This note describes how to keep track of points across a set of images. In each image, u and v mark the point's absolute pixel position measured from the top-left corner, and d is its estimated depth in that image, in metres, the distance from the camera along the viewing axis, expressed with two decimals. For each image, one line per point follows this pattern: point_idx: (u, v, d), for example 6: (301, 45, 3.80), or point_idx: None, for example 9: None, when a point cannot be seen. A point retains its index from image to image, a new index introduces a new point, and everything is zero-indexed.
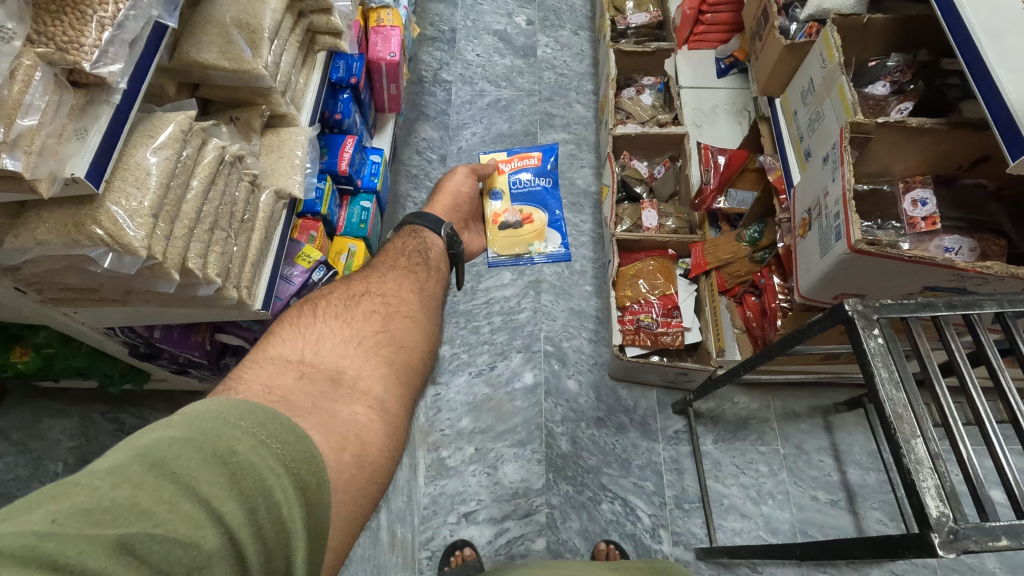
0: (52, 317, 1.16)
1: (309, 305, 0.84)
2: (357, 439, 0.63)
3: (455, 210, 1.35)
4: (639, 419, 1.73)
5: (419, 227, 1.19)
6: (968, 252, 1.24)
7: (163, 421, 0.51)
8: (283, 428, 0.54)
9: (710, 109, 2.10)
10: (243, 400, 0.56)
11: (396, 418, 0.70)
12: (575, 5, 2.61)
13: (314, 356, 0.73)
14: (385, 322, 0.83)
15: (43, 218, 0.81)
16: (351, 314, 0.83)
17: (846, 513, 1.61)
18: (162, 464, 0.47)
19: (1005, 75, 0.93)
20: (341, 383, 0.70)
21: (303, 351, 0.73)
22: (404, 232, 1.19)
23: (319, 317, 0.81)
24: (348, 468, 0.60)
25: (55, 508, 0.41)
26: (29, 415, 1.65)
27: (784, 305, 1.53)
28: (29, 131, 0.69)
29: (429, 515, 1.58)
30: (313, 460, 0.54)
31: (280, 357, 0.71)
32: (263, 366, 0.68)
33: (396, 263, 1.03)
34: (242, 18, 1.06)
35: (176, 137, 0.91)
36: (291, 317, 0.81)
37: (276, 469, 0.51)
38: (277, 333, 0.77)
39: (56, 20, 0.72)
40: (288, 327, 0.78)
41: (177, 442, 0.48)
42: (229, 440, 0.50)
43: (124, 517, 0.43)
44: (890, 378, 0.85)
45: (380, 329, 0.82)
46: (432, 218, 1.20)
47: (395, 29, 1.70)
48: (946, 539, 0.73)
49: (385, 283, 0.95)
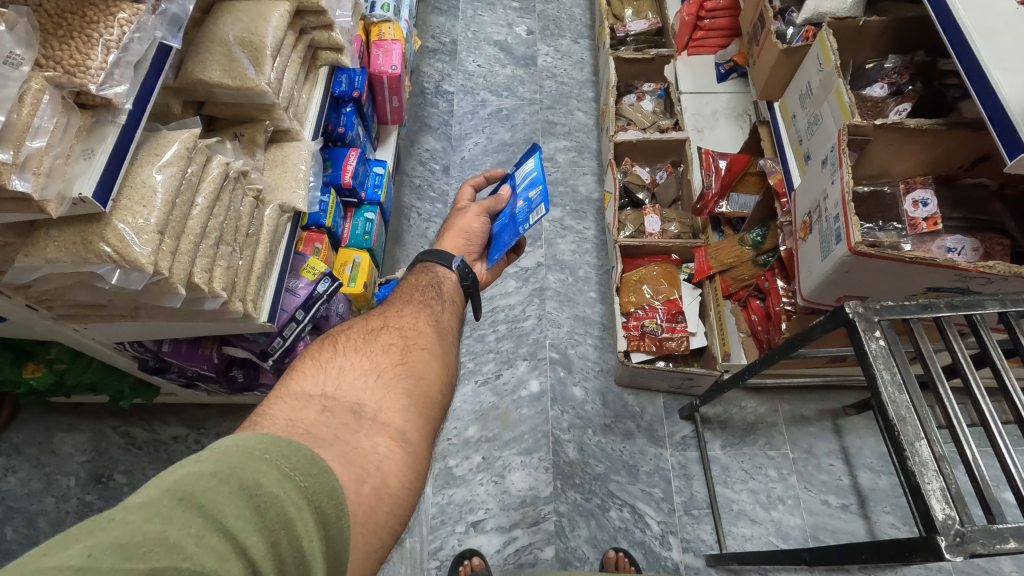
0: (63, 333, 1.18)
1: (328, 340, 0.85)
2: (376, 470, 0.64)
3: (466, 247, 1.18)
4: (646, 426, 1.73)
5: (432, 265, 1.12)
6: (971, 253, 1.23)
7: (192, 457, 0.52)
8: (307, 460, 0.55)
9: (711, 114, 2.10)
10: (267, 433, 0.57)
11: (415, 447, 0.71)
12: (575, 14, 2.64)
13: (335, 391, 0.74)
14: (403, 355, 0.84)
15: (53, 236, 0.83)
16: (370, 347, 0.84)
17: (857, 517, 1.59)
18: (192, 498, 0.47)
19: (999, 74, 0.94)
20: (362, 414, 0.71)
21: (325, 386, 0.75)
22: (418, 271, 1.12)
23: (340, 351, 0.82)
24: (367, 500, 0.61)
25: (91, 542, 0.42)
26: (41, 431, 1.67)
27: (788, 308, 1.56)
28: (39, 153, 0.71)
29: (437, 524, 1.59)
30: (334, 492, 0.55)
31: (302, 392, 0.73)
32: (286, 402, 0.70)
33: (410, 298, 1.02)
34: (245, 36, 1.09)
35: (181, 154, 0.93)
36: (313, 352, 0.82)
37: (298, 502, 0.52)
38: (300, 368, 0.78)
39: (63, 44, 0.75)
40: (309, 362, 0.80)
41: (206, 477, 0.49)
42: (255, 473, 0.51)
43: (154, 550, 0.44)
44: (892, 380, 0.85)
45: (402, 363, 0.82)
46: (444, 254, 1.12)
47: (396, 43, 1.73)
48: (952, 542, 0.73)
49: (402, 317, 0.95)
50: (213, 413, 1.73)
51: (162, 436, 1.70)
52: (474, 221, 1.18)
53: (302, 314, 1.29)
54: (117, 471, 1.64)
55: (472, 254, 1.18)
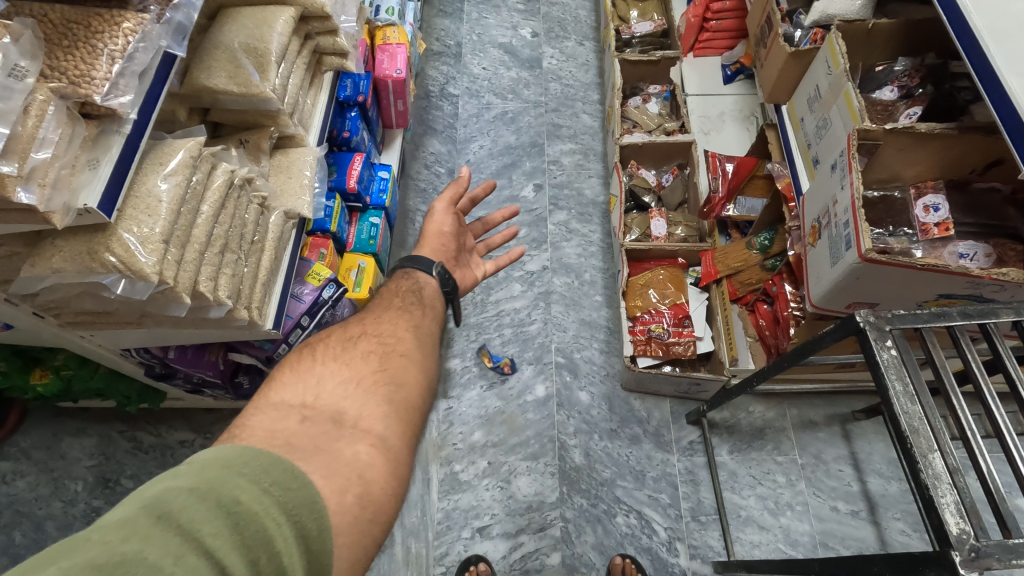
0: (71, 340, 1.18)
1: (307, 349, 0.84)
2: (359, 478, 0.63)
3: (442, 249, 1.19)
4: (653, 430, 1.71)
5: (412, 271, 1.11)
6: (984, 258, 1.21)
7: (170, 473, 0.52)
8: (288, 474, 0.55)
9: (717, 116, 2.08)
10: (247, 446, 0.57)
11: (397, 454, 0.71)
12: (581, 16, 2.63)
13: (315, 400, 0.74)
14: (383, 362, 0.83)
15: (59, 246, 0.83)
16: (347, 355, 0.83)
17: (867, 524, 1.58)
18: (170, 516, 0.47)
19: (1011, 78, 0.92)
20: (343, 422, 0.70)
21: (304, 395, 0.74)
22: (399, 278, 1.10)
23: (319, 359, 0.81)
24: (351, 509, 0.60)
25: (66, 563, 0.42)
26: (49, 436, 1.68)
27: (797, 313, 1.52)
28: (44, 164, 0.70)
29: (443, 530, 1.58)
30: (315, 506, 0.55)
31: (282, 402, 0.72)
32: (265, 413, 0.70)
33: (391, 304, 1.00)
34: (250, 43, 1.09)
35: (186, 163, 0.92)
36: (292, 362, 0.81)
37: (278, 518, 0.52)
38: (278, 379, 0.78)
39: (68, 55, 0.75)
40: (288, 372, 0.79)
41: (183, 493, 0.49)
42: (234, 488, 0.51)
43: (131, 570, 0.43)
44: (904, 390, 0.83)
45: (380, 371, 0.81)
46: (424, 260, 1.12)
47: (400, 47, 1.72)
48: (967, 557, 0.71)
49: (380, 323, 0.93)
50: (220, 417, 1.74)
51: (169, 441, 1.70)
52: (444, 218, 1.21)
53: (308, 320, 1.29)
54: (124, 476, 1.64)
55: (450, 256, 1.19)
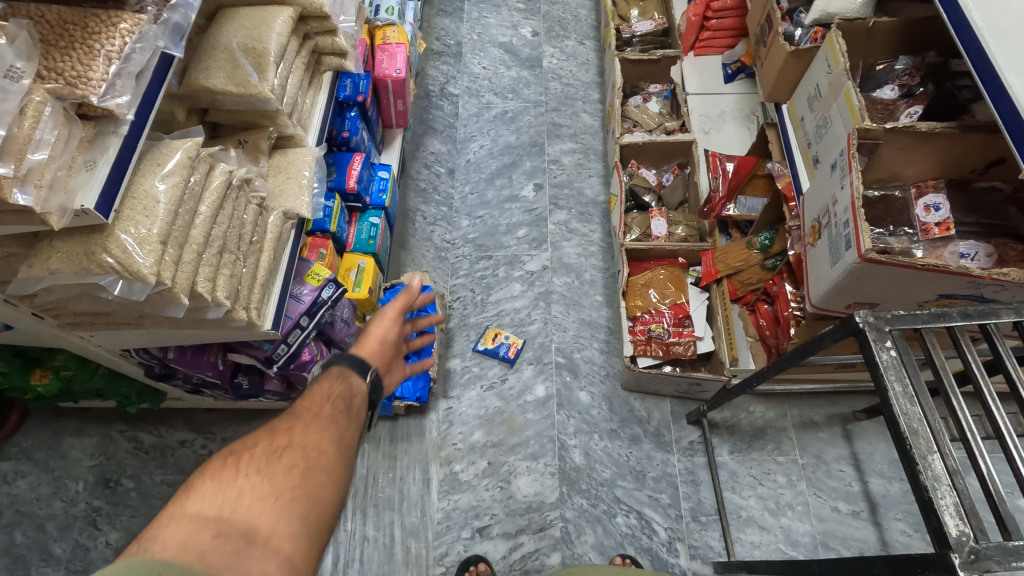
0: (70, 341, 1.18)
1: (230, 452, 0.72)
2: None
3: (380, 350, 1.09)
4: (653, 430, 1.71)
5: (348, 374, 0.97)
6: (985, 259, 1.21)
7: None
8: None
9: (718, 115, 2.08)
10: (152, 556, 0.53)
11: None
12: (581, 15, 2.62)
13: (234, 514, 0.63)
14: (317, 475, 0.73)
15: (56, 247, 0.83)
16: (270, 469, 0.70)
17: (868, 524, 1.57)
18: None
19: (1013, 77, 0.91)
20: (264, 540, 0.62)
21: (222, 510, 0.63)
22: (332, 377, 0.96)
23: (245, 466, 0.70)
24: None
25: None
26: (50, 436, 1.68)
27: (797, 313, 1.52)
28: (40, 165, 0.70)
29: (443, 530, 1.58)
30: None
31: (197, 516, 0.62)
32: (176, 527, 0.60)
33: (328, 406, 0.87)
34: (248, 43, 1.08)
35: (184, 163, 0.92)
36: (211, 464, 0.69)
37: None
38: (196, 485, 0.66)
39: (65, 56, 0.75)
40: (207, 477, 0.67)
41: None
42: None
43: None
44: (904, 392, 0.83)
45: (304, 489, 0.70)
46: (361, 362, 1.01)
47: (400, 46, 1.72)
48: (966, 559, 0.71)
49: (308, 433, 0.79)
50: (220, 418, 1.74)
51: (169, 440, 1.70)
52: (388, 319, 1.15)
53: (307, 320, 1.29)
54: (124, 476, 1.64)
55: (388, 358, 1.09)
